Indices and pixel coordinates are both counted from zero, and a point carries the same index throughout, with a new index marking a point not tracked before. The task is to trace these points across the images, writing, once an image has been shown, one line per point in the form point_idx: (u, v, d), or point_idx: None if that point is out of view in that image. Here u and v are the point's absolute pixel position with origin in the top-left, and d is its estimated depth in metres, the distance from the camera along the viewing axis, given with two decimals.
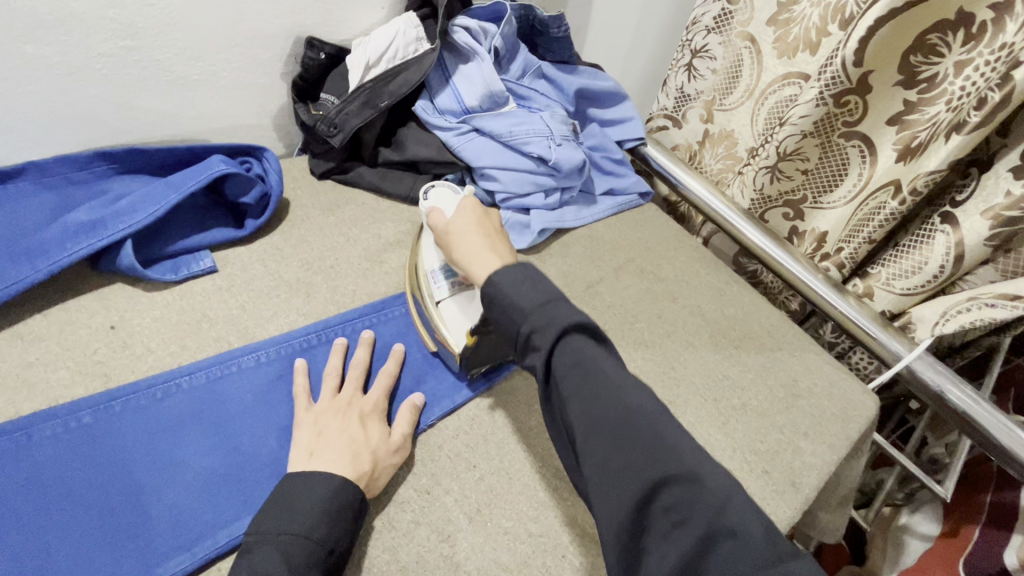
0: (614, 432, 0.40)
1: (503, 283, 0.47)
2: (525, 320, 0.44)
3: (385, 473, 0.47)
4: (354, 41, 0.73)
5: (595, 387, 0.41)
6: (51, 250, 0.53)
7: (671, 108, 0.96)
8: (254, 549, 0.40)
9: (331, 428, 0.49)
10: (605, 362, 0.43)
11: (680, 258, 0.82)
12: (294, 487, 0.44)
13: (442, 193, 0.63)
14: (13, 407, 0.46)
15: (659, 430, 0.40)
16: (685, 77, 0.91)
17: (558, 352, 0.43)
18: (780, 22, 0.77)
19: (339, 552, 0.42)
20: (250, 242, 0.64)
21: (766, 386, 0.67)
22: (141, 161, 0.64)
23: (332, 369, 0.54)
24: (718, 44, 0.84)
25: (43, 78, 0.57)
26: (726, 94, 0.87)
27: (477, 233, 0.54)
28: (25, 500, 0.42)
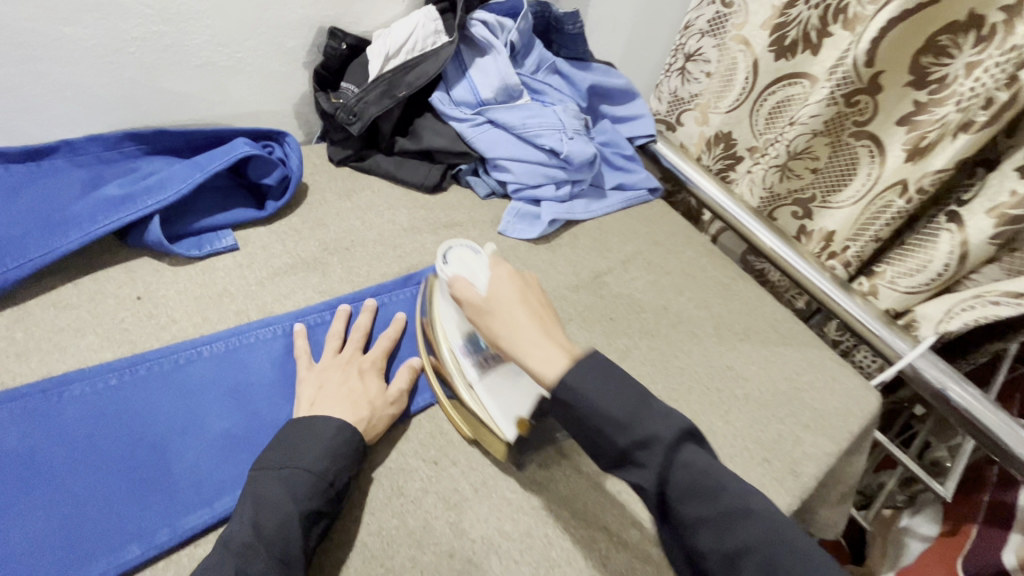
0: (758, 568, 0.37)
1: (582, 384, 0.42)
2: (625, 434, 0.40)
3: (382, 420, 0.50)
4: (375, 32, 0.75)
5: (723, 511, 0.38)
6: (82, 223, 0.55)
7: (664, 112, 0.98)
8: (259, 482, 0.43)
9: (332, 381, 0.51)
10: (722, 474, 0.40)
11: (688, 253, 0.83)
12: (296, 430, 0.46)
13: (461, 253, 0.55)
14: (44, 368, 0.48)
15: (806, 555, 0.37)
16: (678, 81, 0.93)
17: (672, 470, 0.39)
18: (774, 26, 0.78)
19: (339, 485, 0.44)
20: (270, 223, 0.66)
21: (770, 378, 0.69)
22: (168, 141, 0.66)
23: (334, 331, 0.56)
24: (712, 47, 0.86)
25: (79, 59, 0.60)
26: (720, 99, 0.88)
27: (522, 312, 0.48)
28: (56, 454, 0.44)
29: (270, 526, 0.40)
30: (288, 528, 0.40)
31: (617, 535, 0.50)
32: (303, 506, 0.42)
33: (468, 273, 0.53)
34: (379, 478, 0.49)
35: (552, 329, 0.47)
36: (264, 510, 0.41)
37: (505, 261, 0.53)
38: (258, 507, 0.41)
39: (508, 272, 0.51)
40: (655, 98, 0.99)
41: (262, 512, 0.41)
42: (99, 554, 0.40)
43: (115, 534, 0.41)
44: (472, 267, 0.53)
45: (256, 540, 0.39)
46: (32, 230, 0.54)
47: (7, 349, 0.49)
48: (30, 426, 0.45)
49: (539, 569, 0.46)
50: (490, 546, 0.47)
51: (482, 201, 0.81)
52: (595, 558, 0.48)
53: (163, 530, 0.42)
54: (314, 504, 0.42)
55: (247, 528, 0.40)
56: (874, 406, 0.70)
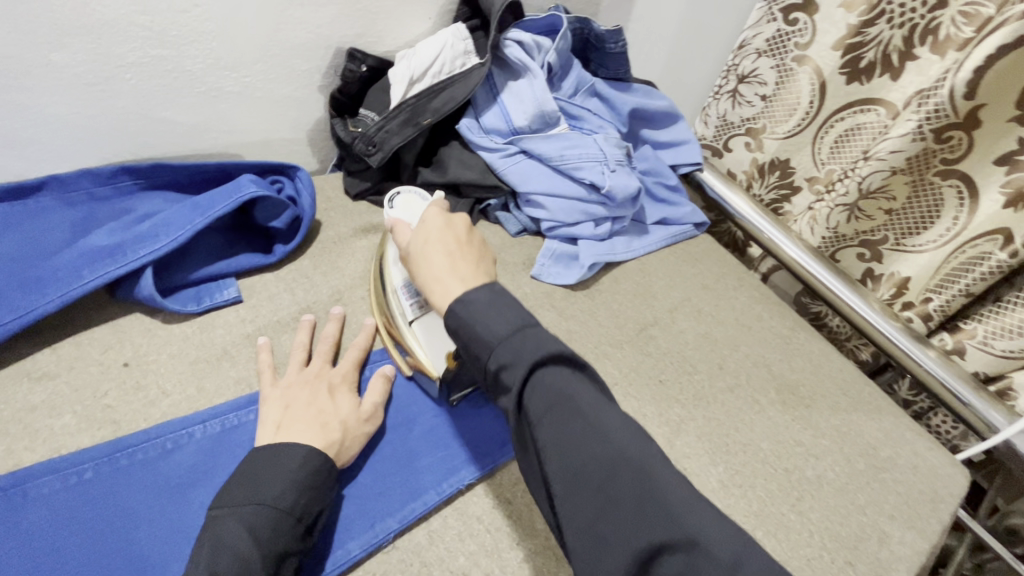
0: (596, 489, 0.36)
1: (468, 313, 0.43)
2: (491, 355, 0.41)
3: (356, 441, 0.46)
4: (398, 53, 0.68)
5: (569, 431, 0.38)
6: (65, 278, 0.48)
7: (711, 137, 0.90)
8: (217, 523, 0.38)
9: (299, 401, 0.47)
10: (582, 396, 0.40)
11: (741, 299, 0.74)
12: (260, 460, 0.42)
13: (409, 200, 0.57)
14: (10, 457, 0.41)
15: (646, 474, 0.36)
16: (729, 104, 0.85)
17: (530, 391, 0.40)
18: (848, 46, 0.69)
19: (309, 518, 0.40)
20: (279, 269, 0.59)
21: (843, 455, 0.60)
22: (167, 177, 0.59)
23: (298, 344, 0.52)
24: (770, 68, 0.77)
25: (68, 87, 0.53)
26: (778, 124, 0.79)
27: (438, 249, 0.49)
28: (15, 572, 0.37)
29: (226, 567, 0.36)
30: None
31: None
32: (268, 549, 0.37)
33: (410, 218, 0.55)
34: None
35: (463, 259, 0.48)
36: (219, 549, 0.36)
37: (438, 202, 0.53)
38: (214, 551, 0.36)
39: (436, 212, 0.52)
40: (701, 120, 0.91)
41: (219, 556, 0.36)
42: None
43: None
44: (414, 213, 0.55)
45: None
46: (7, 287, 0.47)
47: None
48: None
49: None
50: None
51: (513, 239, 0.73)
52: None
53: None
54: (281, 545, 0.38)
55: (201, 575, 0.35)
56: (965, 488, 0.61)
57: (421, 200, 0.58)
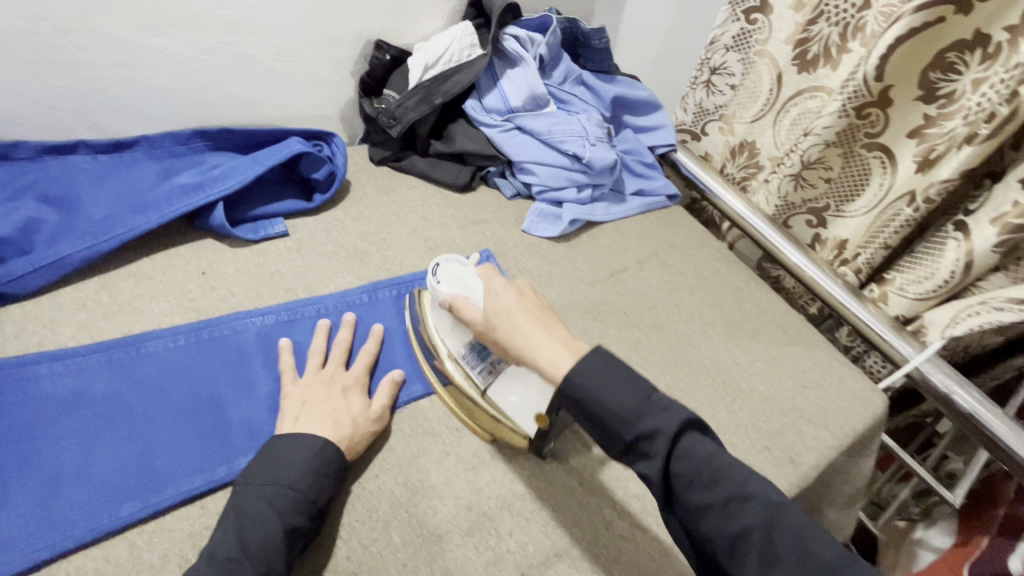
0: (758, 548, 0.40)
1: (590, 386, 0.45)
2: (628, 428, 0.43)
3: (364, 437, 0.52)
4: (416, 45, 0.83)
5: (724, 497, 0.41)
6: (160, 205, 0.63)
7: (690, 122, 1.02)
8: (244, 496, 0.45)
9: (316, 398, 0.53)
10: (725, 463, 0.42)
11: (703, 256, 0.87)
12: (280, 446, 0.48)
13: (450, 270, 0.59)
14: (125, 327, 0.56)
15: (797, 533, 0.40)
16: (704, 92, 0.96)
17: (675, 461, 0.42)
18: (798, 41, 0.81)
19: (320, 504, 0.46)
20: (317, 214, 0.74)
21: (775, 375, 0.72)
22: (231, 139, 0.75)
23: (315, 349, 0.58)
24: (736, 61, 0.89)
25: (162, 65, 0.69)
26: (744, 109, 0.92)
27: (525, 318, 0.51)
28: (135, 397, 0.51)
29: (255, 542, 0.42)
30: (273, 544, 0.42)
31: (620, 503, 0.54)
32: (285, 523, 0.43)
33: (467, 292, 0.56)
34: (406, 437, 0.54)
35: (555, 329, 0.50)
36: (248, 528, 0.43)
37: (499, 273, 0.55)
38: (243, 525, 0.43)
39: (502, 283, 0.53)
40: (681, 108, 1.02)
41: (246, 527, 0.43)
42: (167, 483, 0.47)
43: (182, 468, 0.48)
44: (466, 285, 0.57)
45: (241, 555, 0.41)
46: (117, 212, 0.62)
47: (95, 310, 0.56)
48: (112, 375, 0.52)
49: (548, 527, 0.51)
50: (504, 504, 0.52)
51: (508, 201, 0.87)
52: (599, 521, 0.53)
53: (222, 467, 0.49)
54: (296, 521, 0.44)
55: (234, 543, 0.42)
56: (879, 407, 0.73)
57: (461, 265, 0.60)
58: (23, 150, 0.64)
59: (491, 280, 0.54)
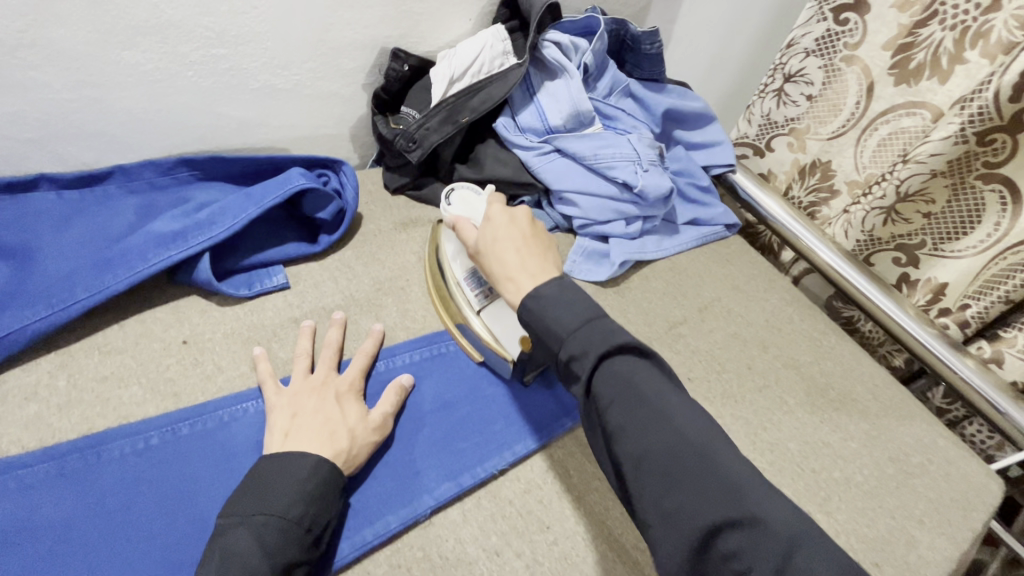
0: (661, 469, 0.37)
1: (537, 305, 0.46)
2: (561, 346, 0.43)
3: (362, 451, 0.46)
4: (439, 53, 0.70)
5: (639, 415, 0.39)
6: (131, 260, 0.52)
7: (753, 136, 0.88)
8: (226, 532, 0.38)
9: (306, 409, 0.47)
10: (651, 384, 0.41)
11: (772, 301, 0.75)
12: (270, 468, 0.42)
13: (465, 196, 0.59)
14: (85, 421, 0.45)
15: (711, 460, 0.37)
16: (773, 103, 0.83)
17: (598, 379, 0.41)
18: (900, 46, 0.69)
19: (317, 531, 0.40)
20: (323, 259, 0.62)
21: (873, 459, 0.60)
22: (223, 168, 0.63)
23: (302, 350, 0.52)
24: (818, 68, 0.76)
25: (136, 85, 0.57)
26: (822, 123, 0.79)
27: (507, 245, 0.52)
28: (92, 525, 0.40)
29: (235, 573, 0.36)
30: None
31: None
32: (277, 559, 0.37)
33: (470, 215, 0.57)
34: (432, 566, 0.43)
35: (533, 258, 0.51)
36: (233, 565, 0.36)
37: (499, 197, 0.56)
38: (225, 560, 0.36)
39: (499, 211, 0.55)
40: (744, 119, 0.89)
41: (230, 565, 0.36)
42: None
43: None
44: (473, 208, 0.58)
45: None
46: (81, 268, 0.51)
47: (49, 400, 0.45)
48: (65, 493, 0.41)
49: None
50: None
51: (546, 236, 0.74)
52: None
53: None
54: (289, 555, 0.38)
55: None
56: (998, 498, 0.60)
57: (475, 194, 0.60)
58: None
59: (489, 205, 0.56)
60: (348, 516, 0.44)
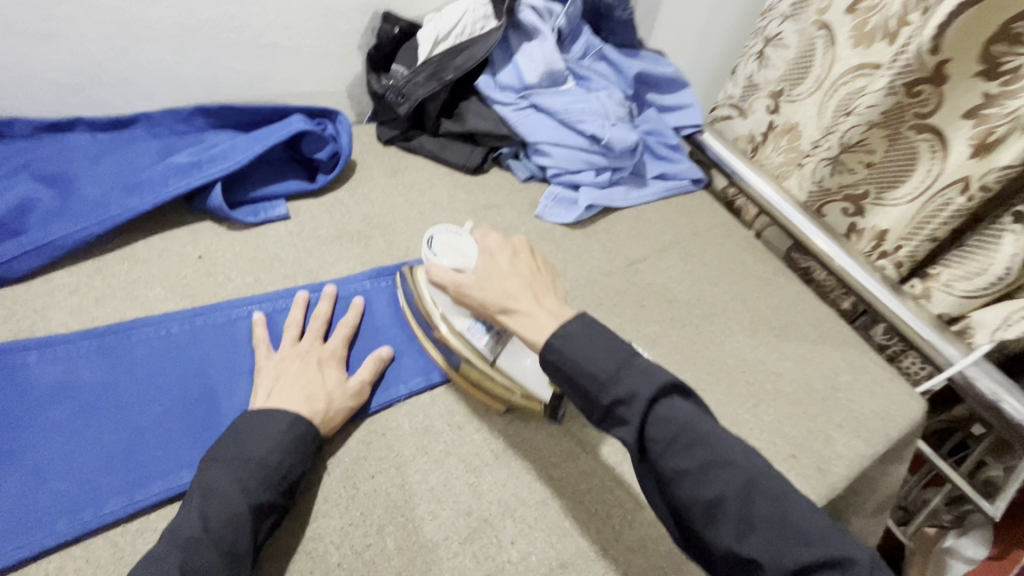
0: (737, 513, 0.38)
1: (569, 349, 0.44)
2: (605, 391, 0.42)
3: (339, 413, 0.49)
4: (427, 17, 0.78)
5: (699, 460, 0.39)
6: (156, 186, 0.60)
7: (736, 97, 0.95)
8: (208, 475, 0.42)
9: (290, 373, 0.50)
10: (703, 426, 0.41)
11: (728, 246, 0.82)
12: (249, 423, 0.45)
13: (446, 241, 0.58)
14: (118, 313, 0.54)
15: (781, 502, 0.38)
16: (755, 65, 0.90)
17: (651, 425, 0.41)
18: (860, 11, 0.75)
19: (291, 479, 0.44)
20: (320, 196, 0.71)
21: (805, 376, 0.67)
22: (232, 116, 0.72)
23: (293, 321, 0.55)
24: (793, 32, 0.83)
25: (159, 39, 0.66)
26: (794, 85, 0.85)
27: (518, 283, 0.50)
28: (123, 388, 0.49)
29: (217, 520, 0.39)
30: (238, 522, 0.40)
31: (630, 514, 0.51)
32: (254, 499, 0.41)
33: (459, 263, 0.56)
34: (404, 433, 0.52)
35: (543, 294, 0.50)
36: (213, 503, 0.40)
37: (490, 235, 0.54)
38: (206, 499, 0.40)
39: (497, 243, 0.53)
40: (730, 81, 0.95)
41: (211, 506, 0.40)
42: (154, 479, 0.45)
43: (169, 463, 0.46)
44: (462, 256, 0.56)
45: (203, 533, 0.38)
46: (112, 193, 0.60)
47: (88, 295, 0.54)
48: (102, 363, 0.50)
49: (552, 537, 0.48)
50: (506, 509, 0.49)
51: (522, 184, 0.82)
52: (607, 533, 0.49)
53: None
54: (264, 498, 0.42)
55: (195, 522, 0.39)
56: (916, 413, 0.67)
57: (456, 237, 0.59)
58: (19, 127, 0.62)
59: (484, 240, 0.54)
60: None
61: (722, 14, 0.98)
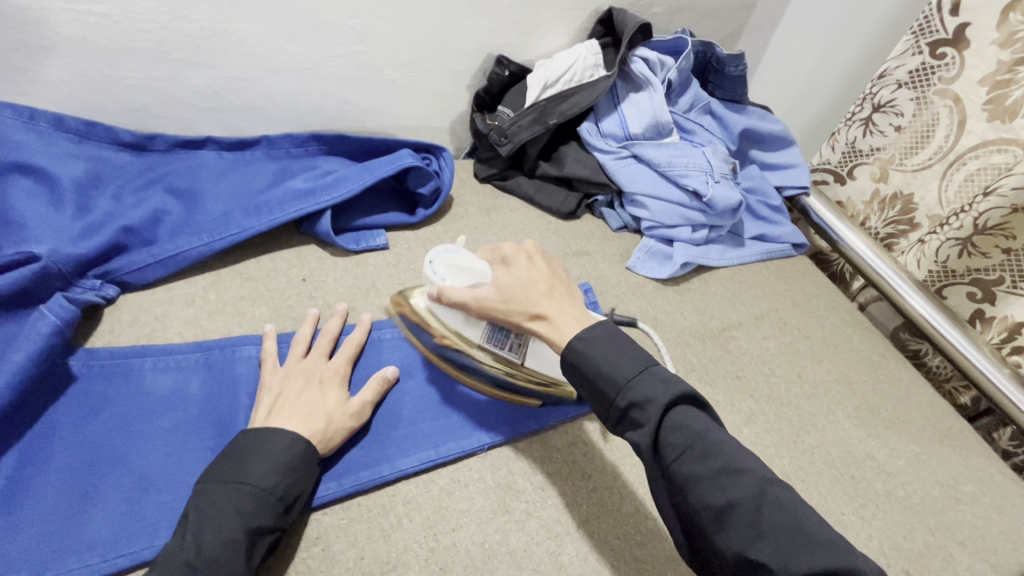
0: (747, 518, 0.37)
1: (592, 351, 0.45)
2: (621, 394, 0.43)
3: (339, 434, 0.48)
4: (538, 62, 0.80)
5: (713, 465, 0.39)
6: (273, 208, 0.63)
7: (835, 163, 0.88)
8: (202, 496, 0.41)
9: (292, 390, 0.49)
10: (718, 436, 0.41)
11: (832, 319, 0.76)
12: (247, 442, 0.44)
13: (447, 261, 0.55)
14: (227, 328, 0.56)
15: (789, 510, 0.38)
16: (860, 131, 0.83)
17: (666, 429, 0.41)
18: (997, 82, 0.68)
19: (289, 500, 0.42)
20: (418, 229, 0.72)
21: (920, 480, 0.60)
22: (345, 145, 0.75)
23: (301, 336, 0.55)
24: (909, 100, 0.76)
25: (290, 71, 0.70)
26: (908, 155, 0.78)
27: (540, 291, 0.49)
28: (225, 405, 0.50)
29: (212, 544, 0.38)
30: (233, 548, 0.38)
31: None
32: (250, 522, 0.40)
33: (462, 281, 0.53)
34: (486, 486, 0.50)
35: (564, 300, 0.49)
36: (207, 528, 0.39)
37: (494, 247, 0.53)
38: (201, 520, 0.39)
39: (512, 250, 0.52)
40: (827, 145, 0.89)
41: (206, 525, 0.39)
42: None
43: None
44: (465, 272, 0.53)
45: (195, 560, 0.37)
46: (233, 212, 0.63)
47: (202, 307, 0.57)
48: (207, 377, 0.52)
49: None
50: None
51: (613, 233, 0.81)
52: None
53: None
54: (260, 521, 0.40)
55: (190, 549, 0.38)
56: None
57: (455, 253, 0.56)
58: (159, 142, 0.68)
59: (496, 253, 0.53)
60: (419, 438, 0.51)
61: (829, 71, 0.92)
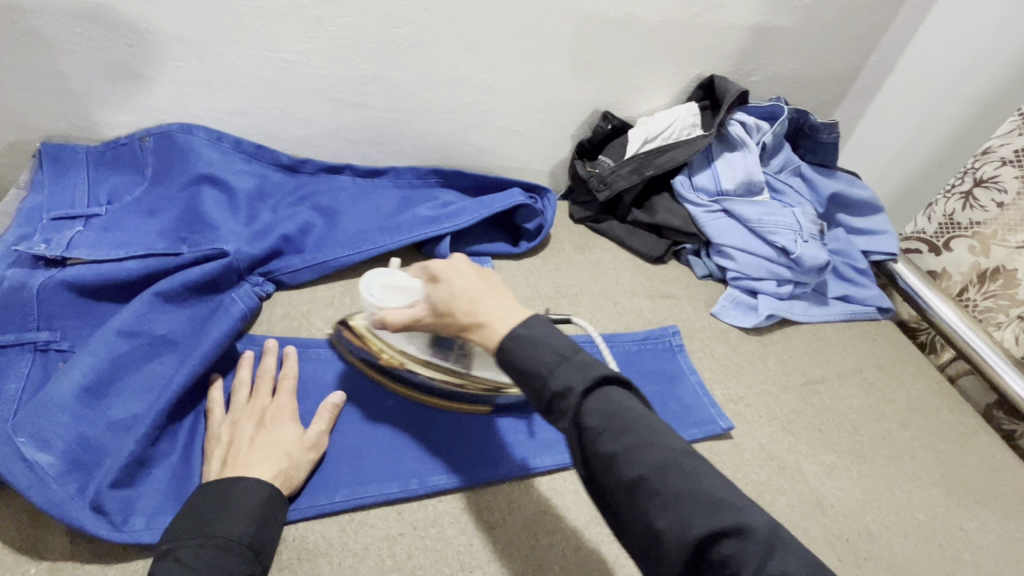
0: (656, 492, 0.36)
1: (518, 339, 0.42)
2: (545, 381, 0.40)
3: (303, 467, 0.50)
4: (640, 120, 0.87)
5: (628, 444, 0.38)
6: (402, 229, 0.72)
7: (931, 233, 0.89)
8: (168, 555, 0.40)
9: (244, 436, 0.50)
10: (638, 414, 0.39)
11: (917, 386, 0.76)
12: (208, 497, 0.44)
13: (386, 282, 0.54)
14: None
15: (694, 477, 0.37)
16: (958, 205, 0.84)
17: (586, 414, 0.39)
18: None
19: (258, 547, 0.43)
20: (518, 259, 0.80)
21: (1012, 558, 0.59)
22: (459, 180, 0.85)
23: (242, 380, 0.55)
24: (1014, 177, 0.77)
25: (425, 114, 0.80)
26: (1012, 231, 0.79)
27: (474, 300, 0.46)
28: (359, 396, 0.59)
29: None
30: None
31: None
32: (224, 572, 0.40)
33: (402, 300, 0.52)
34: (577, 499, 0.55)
35: (500, 303, 0.46)
36: None
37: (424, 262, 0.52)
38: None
39: (441, 264, 0.49)
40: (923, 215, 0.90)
41: None
42: (371, 483, 0.52)
43: (385, 471, 0.53)
44: (404, 293, 0.53)
45: None
46: (368, 230, 0.73)
47: (340, 309, 0.68)
48: (343, 372, 0.61)
49: None
50: None
51: (698, 280, 0.85)
52: None
53: (415, 480, 0.53)
54: (234, 569, 0.41)
55: None
56: None
57: (389, 274, 0.55)
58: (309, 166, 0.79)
59: (425, 267, 0.51)
60: (513, 447, 0.57)
61: (930, 136, 0.96)
